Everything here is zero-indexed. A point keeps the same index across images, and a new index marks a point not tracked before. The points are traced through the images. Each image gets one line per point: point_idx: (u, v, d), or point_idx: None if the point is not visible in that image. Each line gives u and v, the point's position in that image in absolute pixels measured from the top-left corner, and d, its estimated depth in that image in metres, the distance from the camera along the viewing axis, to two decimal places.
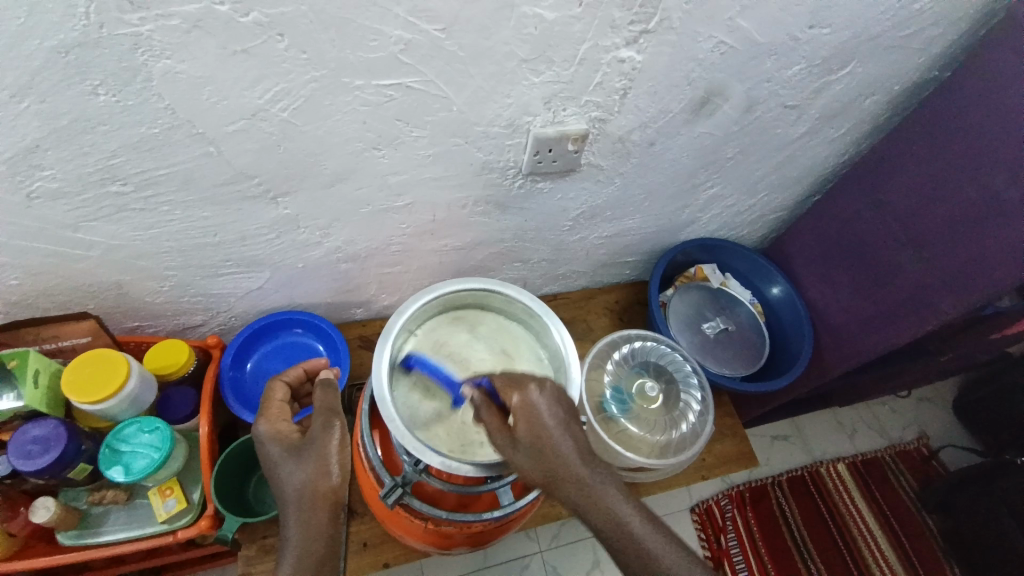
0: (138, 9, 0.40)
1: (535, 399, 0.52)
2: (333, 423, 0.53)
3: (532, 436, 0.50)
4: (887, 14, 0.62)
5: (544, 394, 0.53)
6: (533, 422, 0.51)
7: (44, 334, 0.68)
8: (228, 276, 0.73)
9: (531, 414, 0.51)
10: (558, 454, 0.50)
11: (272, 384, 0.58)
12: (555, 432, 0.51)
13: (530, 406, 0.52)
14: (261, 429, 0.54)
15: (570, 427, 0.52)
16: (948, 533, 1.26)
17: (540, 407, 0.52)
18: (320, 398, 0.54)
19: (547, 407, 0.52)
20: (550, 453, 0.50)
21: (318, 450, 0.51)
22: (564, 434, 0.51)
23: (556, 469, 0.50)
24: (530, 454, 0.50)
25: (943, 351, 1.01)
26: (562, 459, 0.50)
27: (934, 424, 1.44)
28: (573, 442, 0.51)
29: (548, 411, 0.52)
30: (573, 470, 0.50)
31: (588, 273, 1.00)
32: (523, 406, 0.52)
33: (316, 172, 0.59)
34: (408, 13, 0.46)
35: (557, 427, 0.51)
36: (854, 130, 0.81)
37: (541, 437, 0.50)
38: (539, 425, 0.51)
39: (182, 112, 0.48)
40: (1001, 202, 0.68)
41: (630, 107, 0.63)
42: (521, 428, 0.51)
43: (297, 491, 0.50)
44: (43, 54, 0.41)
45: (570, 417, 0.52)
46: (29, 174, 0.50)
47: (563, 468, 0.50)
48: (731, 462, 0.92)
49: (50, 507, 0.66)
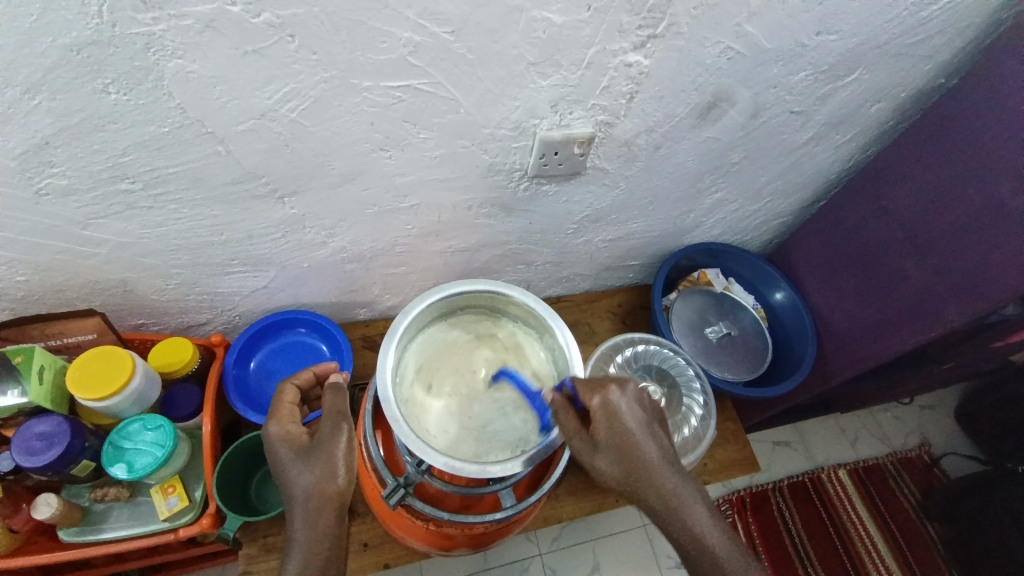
0: (151, 9, 0.40)
1: (617, 402, 0.54)
2: (342, 426, 0.52)
3: (615, 439, 0.53)
4: (895, 22, 0.62)
5: (625, 396, 0.54)
6: (616, 425, 0.53)
7: (50, 331, 0.68)
8: (234, 275, 0.73)
9: (612, 418, 0.53)
10: (639, 456, 0.53)
11: (283, 386, 0.58)
12: (637, 435, 0.53)
13: (613, 410, 0.53)
14: (272, 429, 0.54)
15: (648, 429, 0.54)
16: (950, 541, 1.26)
17: (622, 410, 0.54)
18: (329, 400, 0.53)
19: (629, 410, 0.54)
20: (632, 455, 0.53)
21: (326, 453, 0.51)
22: (644, 436, 0.54)
23: (637, 471, 0.53)
24: (613, 455, 0.53)
25: (946, 359, 1.01)
26: (643, 461, 0.53)
27: (936, 432, 1.43)
28: (653, 444, 0.54)
29: (630, 414, 0.54)
30: (653, 472, 0.53)
31: (592, 276, 1.00)
32: (605, 410, 0.53)
33: (324, 173, 0.59)
34: (419, 16, 0.46)
35: (638, 430, 0.53)
36: (860, 137, 0.81)
37: (622, 439, 0.53)
38: (621, 428, 0.53)
39: (191, 111, 0.49)
40: (1006, 210, 0.68)
41: (636, 111, 0.63)
42: (604, 433, 0.53)
43: (305, 493, 0.50)
44: (57, 52, 0.41)
45: (648, 420, 0.55)
46: (38, 171, 0.51)
47: (643, 470, 0.53)
48: (733, 468, 0.92)
49: (53, 503, 0.66)
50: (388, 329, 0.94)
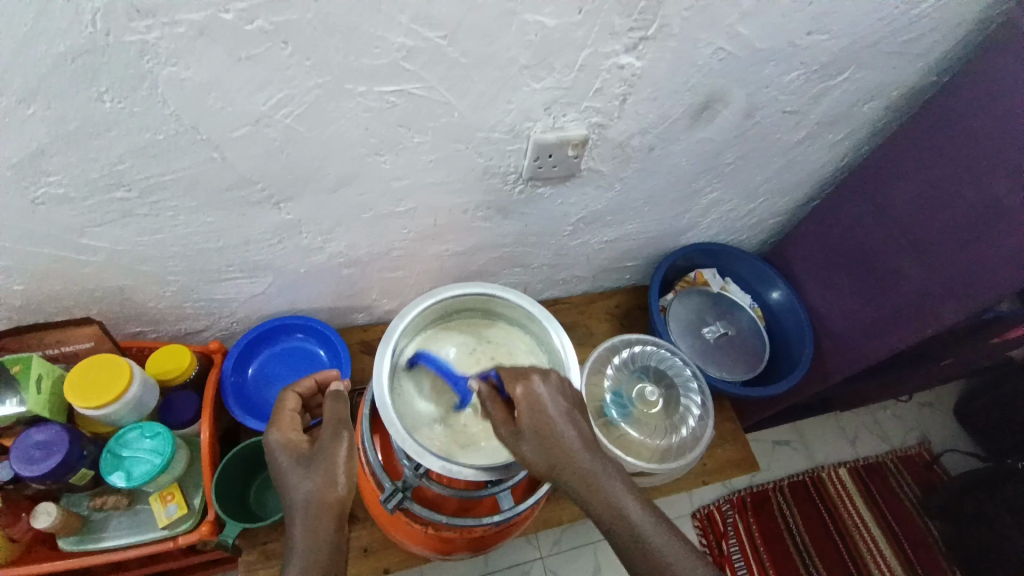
0: (145, 17, 0.40)
1: (538, 389, 0.53)
2: (342, 433, 0.53)
3: (536, 423, 0.51)
4: (885, 21, 0.63)
5: (547, 384, 0.54)
6: (537, 410, 0.52)
7: (48, 339, 0.68)
8: (231, 281, 0.73)
9: (535, 404, 0.52)
10: (561, 441, 0.51)
11: (284, 394, 0.58)
12: (557, 419, 0.52)
13: (534, 396, 0.53)
14: (273, 437, 0.54)
15: (573, 414, 0.53)
16: (951, 540, 1.26)
17: (543, 396, 0.53)
18: (331, 408, 0.55)
19: (550, 396, 0.53)
20: (553, 439, 0.51)
21: (327, 460, 0.51)
22: (566, 420, 0.52)
23: (559, 456, 0.50)
24: (534, 440, 0.51)
25: (943, 356, 1.02)
26: (566, 446, 0.51)
27: (936, 429, 1.44)
28: (575, 429, 0.52)
29: (552, 400, 0.53)
30: (575, 456, 0.51)
31: (589, 277, 1.00)
32: (526, 397, 0.53)
33: (320, 178, 0.60)
34: (412, 20, 0.46)
35: (559, 415, 0.52)
36: (853, 136, 0.81)
37: (545, 427, 0.51)
38: (542, 416, 0.52)
39: (187, 118, 0.49)
40: (1001, 206, 0.68)
41: (630, 113, 0.64)
42: (525, 418, 0.52)
43: (305, 500, 0.50)
44: (52, 60, 0.42)
45: (572, 407, 0.54)
46: (35, 179, 0.51)
47: (565, 455, 0.51)
48: (732, 468, 0.92)
49: (53, 512, 0.66)
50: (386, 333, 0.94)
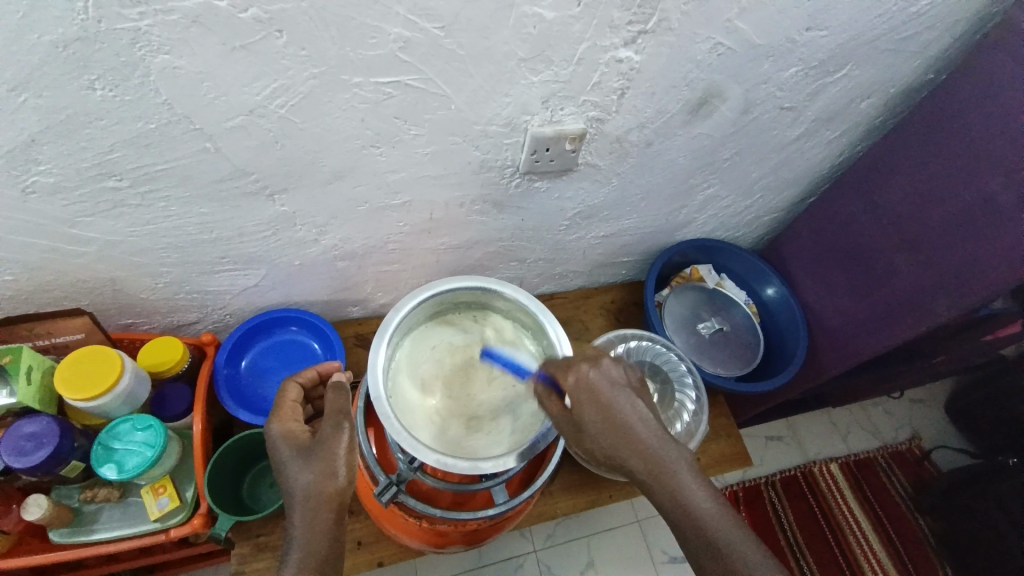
0: (137, 4, 0.40)
1: (596, 373, 0.53)
2: (343, 425, 0.52)
3: (596, 412, 0.51)
4: (884, 18, 0.63)
5: (607, 368, 0.54)
6: (597, 396, 0.52)
7: (38, 330, 0.67)
8: (224, 273, 0.73)
9: (588, 391, 0.52)
10: (627, 429, 0.51)
11: (285, 384, 0.58)
12: (620, 407, 0.52)
13: (589, 382, 0.52)
14: (274, 428, 0.54)
15: (635, 400, 0.52)
16: (941, 533, 1.27)
17: (602, 381, 0.53)
18: (331, 400, 0.54)
19: (609, 382, 0.53)
20: (619, 428, 0.51)
21: (326, 452, 0.51)
22: (630, 408, 0.52)
23: (624, 446, 0.51)
24: (597, 428, 0.51)
25: (936, 353, 1.02)
26: (632, 434, 0.51)
27: (927, 426, 1.45)
28: (641, 417, 0.52)
29: (612, 385, 0.52)
30: (644, 445, 0.51)
31: (585, 273, 1.00)
32: (580, 383, 0.52)
33: (314, 170, 0.59)
34: (409, 11, 0.46)
35: (622, 401, 0.52)
36: (850, 133, 0.81)
37: (601, 414, 0.51)
38: (598, 403, 0.52)
39: (180, 108, 0.48)
40: (995, 204, 0.68)
41: (628, 108, 0.64)
42: (585, 406, 0.51)
43: (304, 492, 0.50)
44: (43, 48, 0.41)
45: (634, 392, 0.53)
46: (25, 169, 0.50)
47: (631, 443, 0.51)
48: (725, 463, 0.92)
49: (43, 504, 0.66)
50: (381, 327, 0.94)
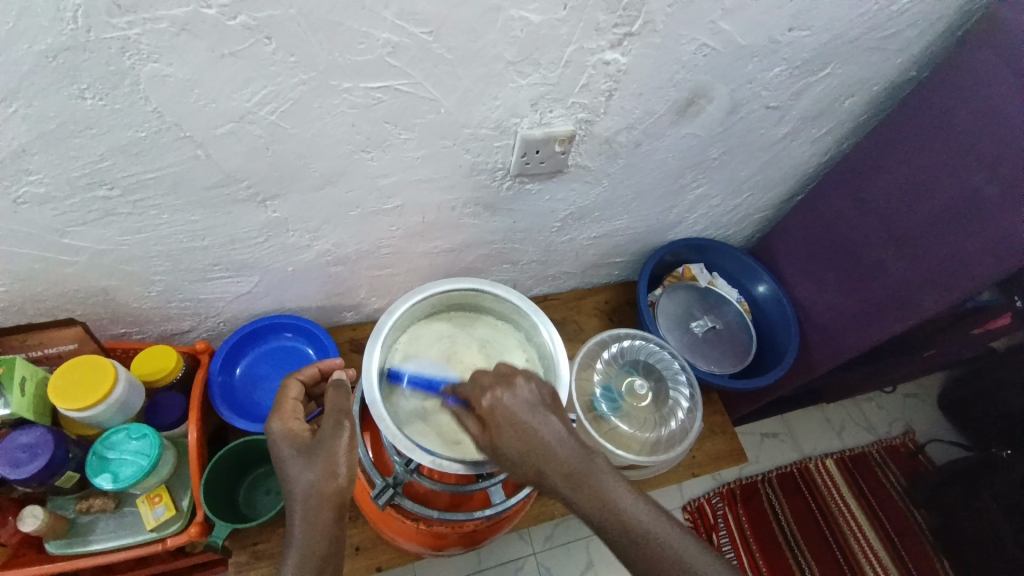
0: (126, 13, 0.40)
1: (508, 398, 0.51)
2: (343, 424, 0.53)
3: (513, 436, 0.49)
4: (865, 17, 0.64)
5: (518, 389, 0.51)
6: (512, 422, 0.50)
7: (31, 341, 0.67)
8: (217, 281, 0.73)
9: (504, 415, 0.50)
10: (544, 450, 0.49)
11: (287, 382, 0.59)
12: (536, 428, 0.49)
13: (503, 407, 0.50)
14: (275, 426, 0.54)
15: (549, 417, 0.50)
16: (937, 528, 1.28)
17: (515, 403, 0.50)
18: (332, 399, 0.54)
19: (523, 402, 0.51)
20: (537, 451, 0.49)
21: (327, 452, 0.51)
22: (544, 428, 0.50)
23: (544, 467, 0.49)
24: (516, 453, 0.49)
25: (926, 347, 1.03)
26: (550, 455, 0.49)
27: (919, 420, 1.46)
28: (557, 435, 0.50)
29: (525, 408, 0.50)
30: (563, 462, 0.49)
31: (578, 273, 1.00)
32: (498, 408, 0.50)
33: (305, 175, 0.59)
34: (396, 16, 0.46)
35: (536, 422, 0.50)
36: (835, 130, 0.82)
37: (520, 437, 0.49)
38: (515, 425, 0.49)
39: (170, 115, 0.48)
40: (980, 198, 0.69)
41: (617, 109, 0.64)
42: (501, 433, 0.49)
43: (305, 491, 0.50)
44: (31, 58, 0.41)
45: (550, 411, 0.51)
46: (15, 179, 0.50)
47: (551, 464, 0.49)
48: (721, 460, 0.93)
49: (39, 515, 0.66)
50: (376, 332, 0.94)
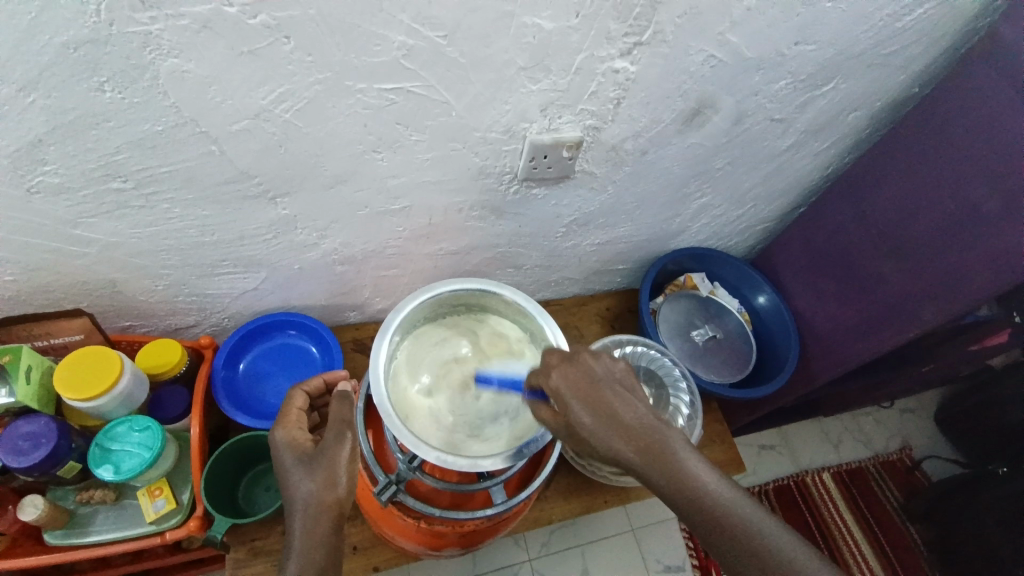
0: (149, 8, 0.41)
1: (581, 372, 0.52)
2: (345, 435, 0.53)
3: (588, 411, 0.50)
4: (869, 33, 0.65)
5: (590, 365, 0.53)
6: (585, 392, 0.51)
7: (37, 331, 0.68)
8: (224, 276, 0.73)
9: (575, 390, 0.51)
10: (621, 422, 0.50)
11: (291, 392, 0.59)
12: (610, 400, 0.51)
13: (574, 380, 0.52)
14: (278, 435, 0.54)
15: (621, 392, 0.51)
16: (932, 542, 1.29)
17: (589, 378, 0.52)
18: (335, 408, 0.55)
19: (598, 376, 0.52)
20: (612, 424, 0.50)
21: (329, 461, 0.51)
22: (620, 400, 0.51)
23: (618, 437, 0.49)
24: (591, 424, 0.49)
25: (925, 361, 1.04)
26: (626, 427, 0.50)
27: (917, 435, 1.46)
28: (633, 409, 0.51)
29: (600, 380, 0.52)
30: (641, 436, 0.49)
31: (580, 280, 1.01)
32: (570, 381, 0.51)
33: (316, 174, 0.60)
34: (412, 20, 0.47)
35: (612, 395, 0.51)
36: (838, 144, 0.84)
37: (597, 409, 0.50)
38: (590, 397, 0.50)
39: (188, 110, 0.49)
40: (977, 211, 0.71)
41: (624, 117, 0.65)
42: (574, 402, 0.50)
43: (304, 501, 0.50)
44: (52, 49, 0.42)
45: (622, 386, 0.52)
46: (30, 169, 0.51)
47: (630, 436, 0.49)
48: (720, 468, 0.93)
49: (39, 505, 0.65)
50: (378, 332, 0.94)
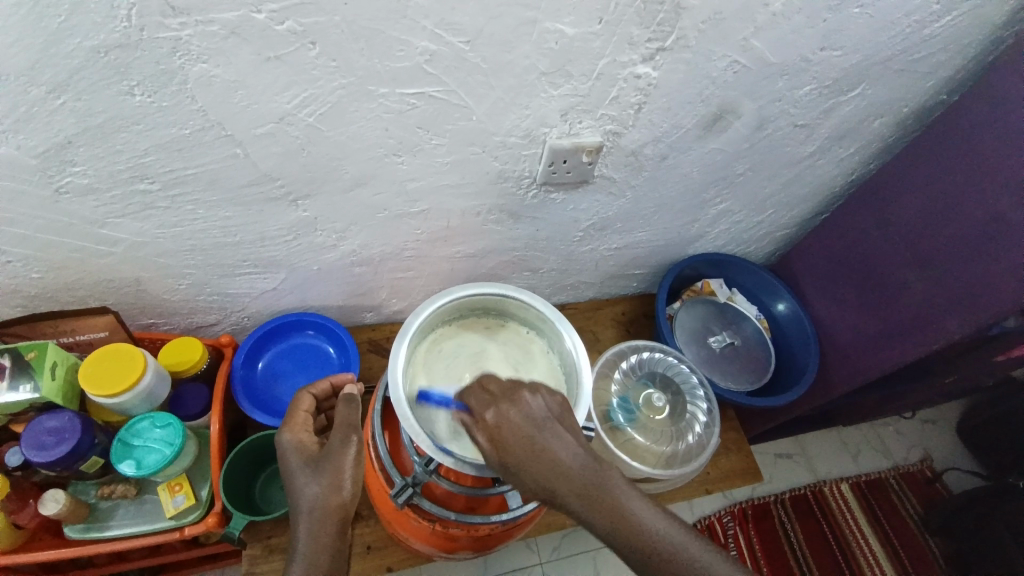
0: (179, 14, 0.42)
1: (519, 414, 0.49)
2: (351, 439, 0.53)
3: (522, 456, 0.47)
4: (897, 39, 0.64)
5: (528, 404, 0.50)
6: (520, 435, 0.48)
7: (63, 327, 0.69)
8: (245, 276, 0.74)
9: (509, 433, 0.48)
10: (560, 467, 0.47)
11: (299, 395, 0.60)
12: (548, 443, 0.48)
13: (509, 423, 0.48)
14: (286, 437, 0.55)
15: (560, 433, 0.49)
16: (951, 556, 1.26)
17: (526, 421, 0.48)
18: (342, 412, 0.55)
19: (534, 417, 0.49)
20: (552, 469, 0.47)
21: (334, 465, 0.52)
22: (557, 443, 0.48)
23: (555, 481, 0.47)
24: (530, 472, 0.47)
25: (947, 372, 1.02)
26: (566, 472, 0.47)
27: (938, 446, 1.43)
28: (573, 450, 0.48)
29: (538, 422, 0.49)
30: (582, 480, 0.47)
31: (596, 284, 1.01)
32: (507, 425, 0.48)
33: (337, 177, 0.61)
34: (435, 26, 0.47)
35: (549, 438, 0.48)
36: (862, 151, 0.82)
37: (533, 452, 0.47)
38: (524, 440, 0.48)
39: (214, 114, 0.50)
40: (1005, 222, 0.69)
41: (644, 122, 0.65)
42: (512, 449, 0.47)
43: (309, 504, 0.50)
44: (82, 53, 0.42)
45: (563, 425, 0.49)
46: (59, 169, 0.52)
47: (569, 482, 0.47)
48: (735, 477, 0.92)
49: (60, 500, 0.67)
50: (394, 333, 0.95)
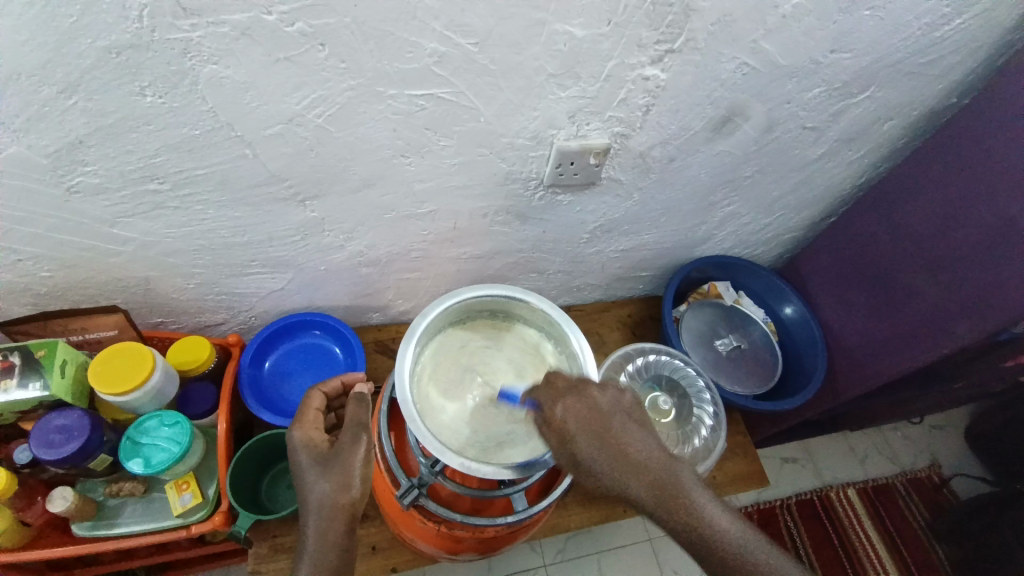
0: (191, 16, 0.42)
1: (590, 406, 0.50)
2: (361, 438, 0.53)
3: (595, 447, 0.48)
4: (908, 41, 0.63)
5: (596, 398, 0.51)
6: (593, 427, 0.49)
7: (73, 326, 0.70)
8: (253, 276, 0.74)
9: (583, 426, 0.49)
10: (629, 459, 0.49)
11: (310, 393, 0.60)
12: (619, 434, 0.49)
13: (581, 417, 0.49)
14: (296, 434, 0.55)
15: (631, 427, 0.50)
16: (958, 560, 1.25)
17: (597, 416, 0.50)
18: (352, 411, 0.55)
19: (603, 409, 0.50)
20: (622, 460, 0.49)
21: (343, 464, 0.52)
22: (628, 436, 0.50)
23: (626, 474, 0.49)
24: (601, 462, 0.48)
25: (957, 377, 1.01)
26: (635, 464, 0.49)
27: (947, 452, 1.42)
28: (643, 442, 0.50)
29: (610, 415, 0.50)
30: (652, 471, 0.49)
31: (602, 286, 1.01)
32: (578, 417, 0.49)
33: (345, 178, 0.61)
34: (445, 27, 0.47)
35: (622, 431, 0.50)
36: (872, 154, 0.82)
37: (607, 445, 0.49)
38: (598, 433, 0.49)
39: (224, 115, 0.50)
40: (1016, 225, 0.68)
41: (652, 124, 0.65)
42: (581, 441, 0.48)
43: (319, 502, 0.50)
44: (94, 53, 0.43)
45: (632, 419, 0.51)
46: (71, 169, 0.52)
47: (637, 474, 0.49)
48: (741, 481, 0.92)
49: (69, 496, 0.67)
50: (400, 334, 0.95)
